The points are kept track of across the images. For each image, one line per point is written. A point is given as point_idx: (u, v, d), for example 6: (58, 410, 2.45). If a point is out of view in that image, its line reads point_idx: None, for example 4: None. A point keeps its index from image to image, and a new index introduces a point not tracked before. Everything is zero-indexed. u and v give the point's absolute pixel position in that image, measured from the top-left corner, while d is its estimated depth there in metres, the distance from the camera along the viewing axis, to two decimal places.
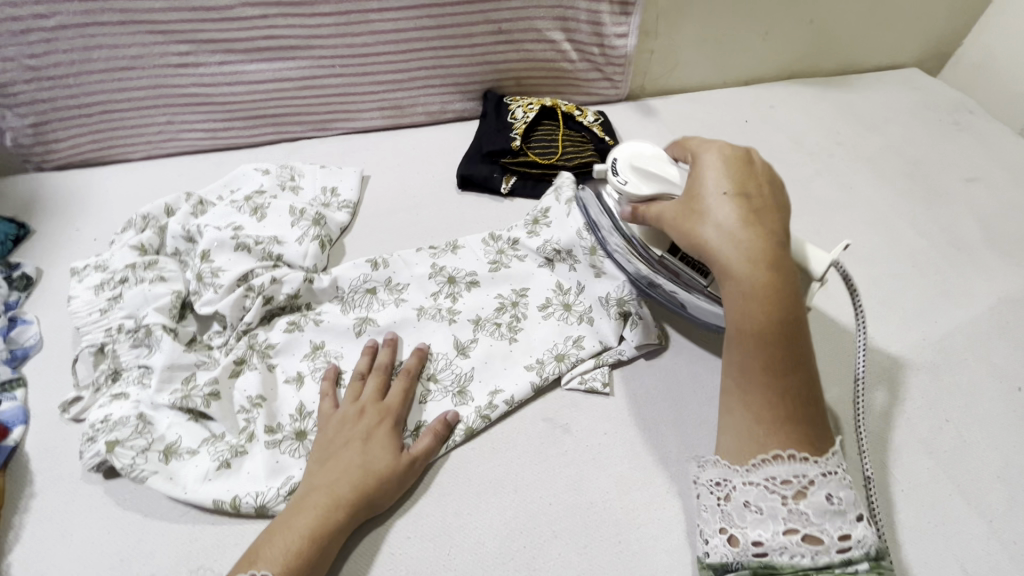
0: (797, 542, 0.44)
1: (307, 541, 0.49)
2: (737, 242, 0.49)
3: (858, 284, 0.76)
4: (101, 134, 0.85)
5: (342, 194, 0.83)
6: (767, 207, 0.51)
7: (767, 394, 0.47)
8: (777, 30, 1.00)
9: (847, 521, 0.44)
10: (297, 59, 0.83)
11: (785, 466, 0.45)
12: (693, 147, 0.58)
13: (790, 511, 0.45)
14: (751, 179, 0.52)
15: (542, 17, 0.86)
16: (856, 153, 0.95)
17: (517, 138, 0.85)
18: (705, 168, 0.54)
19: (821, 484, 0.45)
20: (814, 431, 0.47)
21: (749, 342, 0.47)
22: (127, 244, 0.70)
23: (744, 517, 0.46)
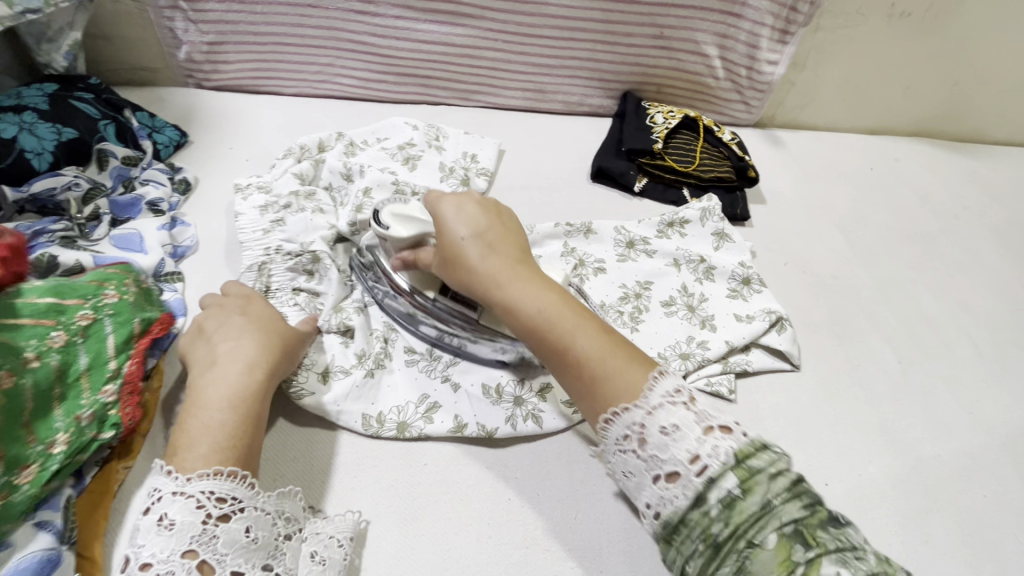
0: (665, 486, 0.42)
1: (234, 409, 0.49)
2: (478, 236, 0.54)
3: (981, 346, 0.76)
4: (265, 65, 0.89)
5: (481, 161, 0.85)
6: (508, 243, 0.55)
7: (587, 378, 0.48)
8: (919, 84, 1.00)
9: (691, 441, 0.41)
10: (465, 27, 0.86)
11: (630, 416, 0.44)
12: (432, 198, 0.57)
13: (648, 461, 0.43)
14: (504, 223, 0.56)
15: (703, 29, 0.88)
16: (982, 220, 0.95)
17: (659, 141, 0.87)
18: (450, 208, 0.55)
19: (651, 423, 0.43)
20: (629, 375, 0.46)
21: (558, 351, 0.49)
22: (289, 170, 0.74)
23: (630, 487, 0.45)
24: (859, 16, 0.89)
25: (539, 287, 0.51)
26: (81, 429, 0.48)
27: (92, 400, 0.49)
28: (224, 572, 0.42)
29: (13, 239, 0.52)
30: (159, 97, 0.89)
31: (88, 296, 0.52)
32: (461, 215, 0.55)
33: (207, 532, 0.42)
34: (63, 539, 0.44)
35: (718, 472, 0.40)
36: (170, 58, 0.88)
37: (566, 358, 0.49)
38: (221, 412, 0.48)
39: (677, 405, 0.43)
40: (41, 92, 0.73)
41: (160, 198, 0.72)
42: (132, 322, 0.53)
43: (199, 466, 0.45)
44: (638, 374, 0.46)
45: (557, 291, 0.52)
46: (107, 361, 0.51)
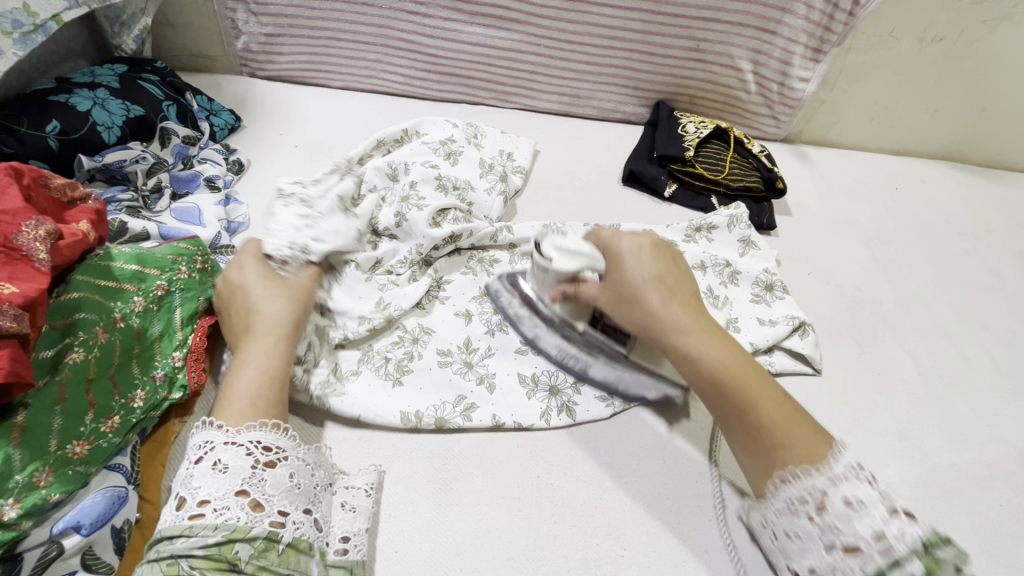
0: (842, 557, 0.43)
1: (273, 374, 0.50)
2: (691, 316, 0.54)
3: (1001, 364, 0.77)
4: (317, 58, 0.94)
5: (516, 159, 0.88)
6: (683, 290, 0.56)
7: (764, 431, 0.48)
8: (946, 109, 1.03)
9: (874, 518, 0.43)
10: (511, 32, 0.90)
11: (811, 483, 0.45)
12: (606, 231, 0.60)
13: (823, 528, 0.44)
14: (666, 259, 0.58)
15: (739, 44, 0.91)
16: (1004, 243, 0.96)
17: (690, 149, 0.90)
18: (626, 244, 0.58)
19: (833, 492, 0.44)
20: (814, 440, 0.47)
21: (740, 411, 0.49)
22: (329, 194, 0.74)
23: (791, 549, 0.47)
24: (890, 39, 0.92)
25: (716, 342, 0.52)
26: (155, 388, 0.51)
27: (163, 362, 0.52)
28: (273, 510, 0.43)
29: (96, 203, 0.55)
30: (215, 84, 0.94)
31: (165, 268, 0.55)
32: (643, 265, 0.56)
33: (256, 475, 0.44)
34: (130, 479, 0.47)
35: (904, 555, 0.41)
36: (228, 47, 0.93)
37: (745, 422, 0.49)
38: (261, 375, 0.50)
39: (860, 481, 0.44)
40: (113, 72, 0.77)
41: (217, 175, 0.76)
42: (198, 299, 0.57)
43: (243, 419, 0.46)
44: (821, 446, 0.47)
45: (721, 337, 0.53)
46: (175, 331, 0.54)
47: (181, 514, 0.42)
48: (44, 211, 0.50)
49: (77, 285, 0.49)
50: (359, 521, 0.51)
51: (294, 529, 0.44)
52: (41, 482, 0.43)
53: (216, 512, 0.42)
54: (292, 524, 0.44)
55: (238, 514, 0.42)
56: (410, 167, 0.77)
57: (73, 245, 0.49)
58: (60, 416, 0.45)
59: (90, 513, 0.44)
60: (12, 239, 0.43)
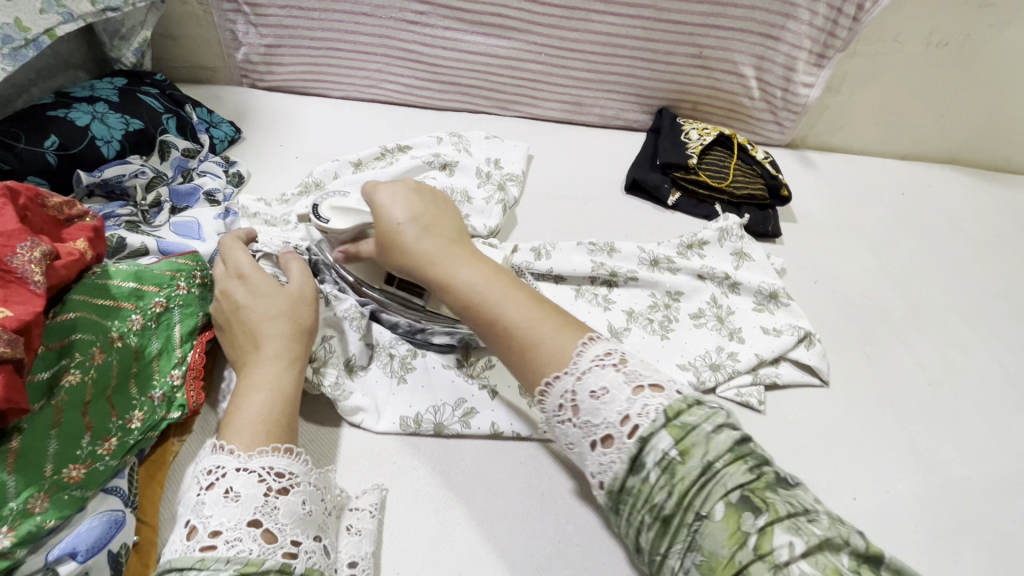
0: (603, 452, 0.41)
1: (285, 401, 0.49)
2: (452, 252, 0.56)
3: (1013, 373, 0.76)
4: (317, 68, 0.93)
5: (506, 167, 0.87)
6: (444, 227, 0.59)
7: (517, 336, 0.49)
8: (954, 113, 1.01)
9: (619, 400, 0.41)
10: (510, 40, 0.89)
11: (562, 384, 0.44)
12: (368, 187, 0.61)
13: (583, 427, 0.42)
14: (423, 199, 0.60)
15: (742, 50, 0.90)
16: (1014, 248, 0.95)
17: (693, 157, 0.89)
18: (385, 193, 0.60)
19: (580, 388, 0.43)
20: (564, 342, 0.46)
21: (498, 324, 0.50)
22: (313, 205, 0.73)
23: (577, 459, 0.44)
24: (895, 43, 0.91)
25: (476, 262, 0.54)
26: (153, 408, 0.51)
27: (161, 381, 0.52)
28: (285, 541, 0.42)
29: (95, 220, 0.55)
30: (216, 96, 0.93)
31: (163, 285, 0.55)
32: (396, 207, 0.58)
33: (268, 502, 0.42)
34: (128, 502, 0.47)
35: (650, 431, 0.39)
36: (228, 59, 0.93)
37: (519, 345, 0.48)
38: (274, 400, 0.49)
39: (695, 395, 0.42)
40: (112, 86, 0.77)
41: (216, 189, 0.75)
42: (197, 315, 0.56)
43: (255, 444, 0.45)
44: (569, 346, 0.46)
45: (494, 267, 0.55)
46: (174, 350, 0.54)
47: (193, 545, 0.40)
48: (40, 230, 0.50)
49: (73, 306, 0.49)
50: (365, 545, 0.50)
51: (306, 559, 0.42)
52: (37, 508, 0.42)
53: (229, 543, 0.40)
54: (304, 554, 0.42)
55: (251, 546, 0.40)
56: None
57: (70, 264, 0.48)
58: (56, 440, 0.44)
59: (86, 539, 0.43)
60: (7, 261, 0.43)
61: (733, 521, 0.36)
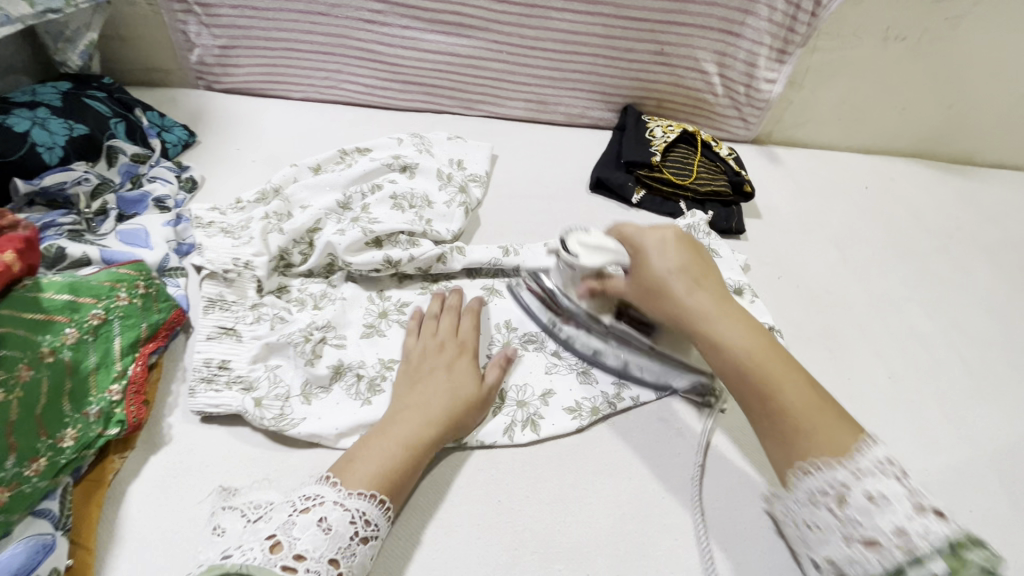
0: (862, 550, 0.41)
1: (406, 452, 0.51)
2: (726, 317, 0.51)
3: (971, 364, 0.76)
4: (274, 69, 0.92)
5: (470, 168, 0.86)
6: (713, 280, 0.54)
7: (750, 381, 0.48)
8: (914, 106, 1.02)
9: (898, 515, 0.40)
10: (471, 38, 0.88)
11: (790, 428, 0.45)
12: (630, 225, 0.58)
13: (845, 521, 0.42)
14: (693, 253, 0.55)
15: (703, 47, 0.90)
16: (975, 240, 0.96)
17: (657, 154, 0.89)
18: (653, 241, 0.55)
19: (855, 486, 0.42)
20: (846, 436, 0.44)
21: (758, 397, 0.47)
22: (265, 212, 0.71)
23: (809, 539, 0.45)
24: (854, 38, 0.92)
25: (751, 325, 0.50)
26: (88, 425, 0.49)
27: (99, 397, 0.50)
28: (290, 554, 0.41)
29: (27, 231, 0.52)
30: (171, 98, 0.91)
31: (102, 296, 0.54)
32: (666, 255, 0.54)
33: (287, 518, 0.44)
34: (58, 525, 0.45)
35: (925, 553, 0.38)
36: (182, 60, 0.91)
37: (764, 403, 0.47)
38: (398, 449, 0.51)
39: (887, 475, 0.42)
40: (56, 90, 0.75)
41: (166, 196, 0.73)
42: (139, 327, 0.55)
43: (360, 484, 0.47)
44: (850, 442, 0.44)
45: (758, 329, 0.50)
46: (113, 363, 0.52)
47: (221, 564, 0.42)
48: None
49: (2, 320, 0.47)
50: None
51: None
52: None
53: (310, 574, 0.41)
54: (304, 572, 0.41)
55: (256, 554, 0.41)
56: (364, 193, 0.77)
57: None
58: None
59: (10, 564, 0.41)
60: None
61: None
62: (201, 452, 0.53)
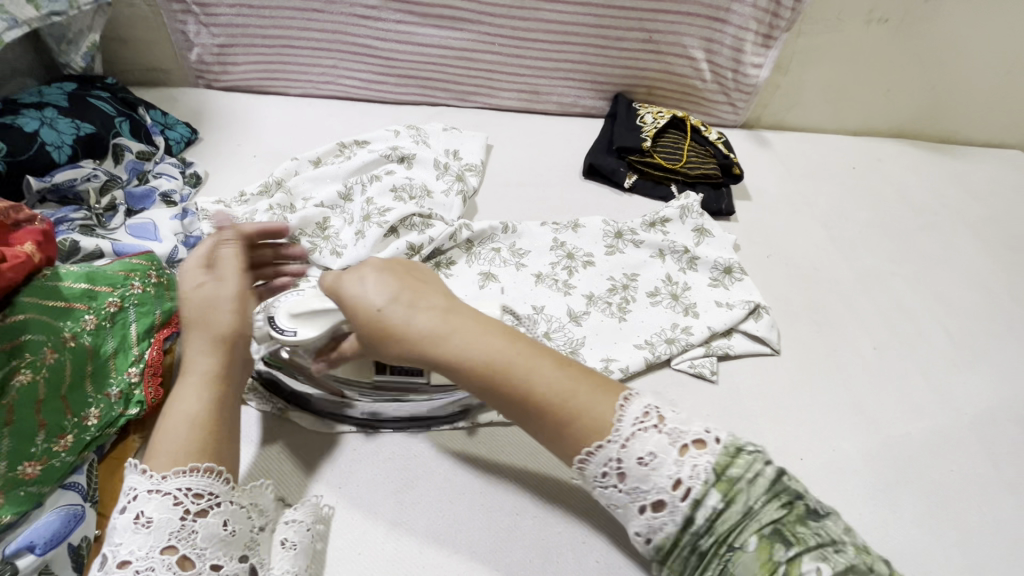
0: (655, 513, 0.43)
1: (192, 426, 0.47)
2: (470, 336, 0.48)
3: (955, 335, 0.79)
4: (272, 67, 0.94)
5: (466, 157, 0.89)
6: (427, 292, 0.51)
7: (571, 417, 0.46)
8: (899, 88, 1.05)
9: (671, 467, 0.43)
10: (463, 31, 0.90)
11: (607, 453, 0.44)
12: (329, 276, 0.53)
13: (633, 492, 0.44)
14: (410, 278, 0.52)
15: (690, 34, 0.92)
16: (959, 216, 0.98)
17: (647, 140, 0.91)
18: (350, 285, 0.51)
19: (628, 455, 0.43)
20: (603, 401, 0.46)
21: (552, 408, 0.46)
22: (268, 204, 0.74)
23: (621, 515, 0.46)
24: (837, 22, 0.94)
25: (494, 339, 0.48)
26: (110, 405, 0.51)
27: (119, 378, 0.53)
28: (205, 566, 0.42)
29: (44, 224, 0.55)
30: (172, 98, 0.93)
31: (117, 286, 0.56)
32: (371, 290, 0.50)
33: (185, 527, 0.42)
34: (87, 497, 0.48)
35: (701, 492, 0.42)
36: (182, 60, 0.93)
37: (565, 420, 0.46)
38: (188, 426, 0.47)
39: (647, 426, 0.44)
40: (62, 90, 0.77)
41: (172, 190, 0.76)
42: (154, 313, 0.57)
43: (169, 464, 0.44)
44: (612, 404, 0.46)
45: (513, 338, 0.49)
46: (131, 347, 0.55)
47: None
48: None
49: (24, 308, 0.50)
50: (298, 559, 0.49)
51: None
52: None
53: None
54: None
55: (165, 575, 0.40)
56: (362, 184, 0.79)
57: (16, 267, 0.49)
58: (9, 440, 0.46)
59: (44, 533, 0.44)
60: None
61: (764, 555, 0.41)
62: None
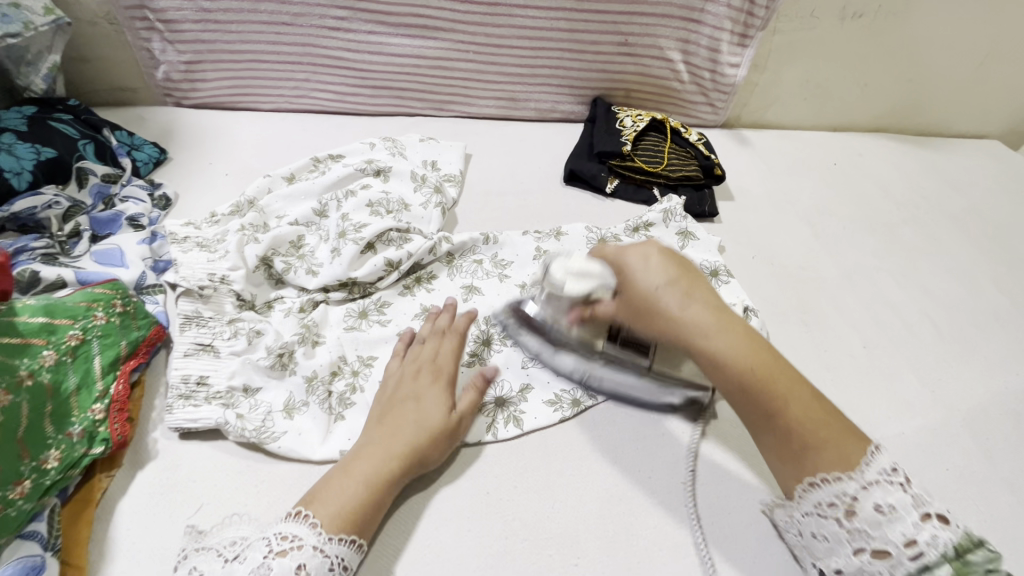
0: (870, 560, 0.44)
1: (369, 489, 0.51)
2: (732, 341, 0.47)
3: (943, 329, 0.78)
4: (243, 82, 0.91)
5: (444, 168, 0.87)
6: (700, 284, 0.50)
7: (795, 438, 0.48)
8: (876, 82, 1.05)
9: (906, 525, 0.43)
10: (437, 40, 0.89)
11: (819, 493, 0.47)
12: (612, 248, 0.53)
13: (853, 531, 0.45)
14: (677, 262, 0.51)
15: (666, 35, 0.91)
16: (941, 209, 0.98)
17: (627, 144, 0.90)
18: (633, 257, 0.51)
19: (855, 496, 0.45)
20: (847, 447, 0.46)
21: (768, 413, 0.48)
22: (238, 223, 0.72)
23: (819, 549, 0.48)
24: (812, 18, 0.93)
25: (742, 341, 0.48)
26: (71, 445, 0.49)
27: (82, 417, 0.51)
28: None
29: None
30: (139, 117, 0.91)
31: (79, 317, 0.54)
32: (652, 270, 0.50)
33: (263, 565, 0.44)
34: (47, 546, 0.45)
35: (881, 540, 0.43)
36: (148, 78, 0.90)
37: (769, 423, 0.48)
38: (364, 487, 0.50)
39: (890, 484, 0.44)
40: (21, 115, 0.74)
41: (140, 214, 0.73)
42: (119, 344, 0.55)
43: (335, 523, 0.48)
44: (854, 453, 0.46)
45: (759, 341, 0.49)
46: (94, 382, 0.53)
47: None
48: None
49: None
50: None
51: None
52: None
53: None
54: None
55: None
56: (338, 200, 0.77)
57: None
58: None
59: None
60: None
61: None
62: (187, 467, 0.54)
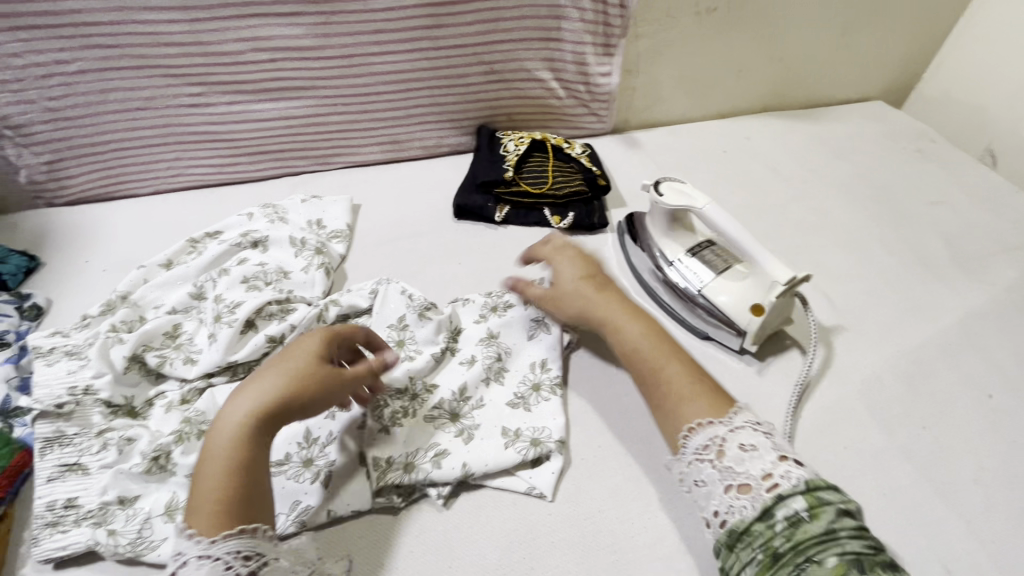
0: (737, 495, 0.46)
1: (222, 480, 0.47)
2: (643, 332, 0.61)
3: (837, 301, 0.80)
4: (113, 172, 0.89)
5: (330, 225, 0.86)
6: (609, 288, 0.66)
7: (670, 395, 0.56)
8: (749, 67, 1.07)
9: (764, 461, 0.47)
10: (301, 99, 0.88)
11: (708, 435, 0.51)
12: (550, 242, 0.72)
13: (723, 470, 0.48)
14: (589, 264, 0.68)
15: (530, 57, 0.92)
16: (829, 179, 1.00)
17: (510, 169, 0.89)
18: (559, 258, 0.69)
19: (732, 438, 0.49)
20: (716, 403, 0.53)
21: (653, 381, 0.58)
22: (108, 322, 0.69)
23: (699, 497, 0.49)
24: (670, 19, 0.95)
25: (661, 339, 0.60)
26: None
27: None
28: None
29: None
30: (9, 225, 0.88)
31: None
32: (567, 265, 0.68)
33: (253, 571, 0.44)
34: None
35: (789, 492, 0.44)
36: (12, 183, 0.88)
37: (653, 384, 0.58)
38: (217, 480, 0.47)
39: (755, 431, 0.50)
40: None
41: (4, 330, 0.70)
42: None
43: (217, 525, 0.44)
44: (722, 406, 0.53)
45: (666, 337, 0.61)
46: None
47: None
48: None
49: None
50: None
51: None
52: None
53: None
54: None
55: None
56: (215, 280, 0.75)
57: None
58: None
59: None
60: None
61: (841, 569, 0.40)
62: None
